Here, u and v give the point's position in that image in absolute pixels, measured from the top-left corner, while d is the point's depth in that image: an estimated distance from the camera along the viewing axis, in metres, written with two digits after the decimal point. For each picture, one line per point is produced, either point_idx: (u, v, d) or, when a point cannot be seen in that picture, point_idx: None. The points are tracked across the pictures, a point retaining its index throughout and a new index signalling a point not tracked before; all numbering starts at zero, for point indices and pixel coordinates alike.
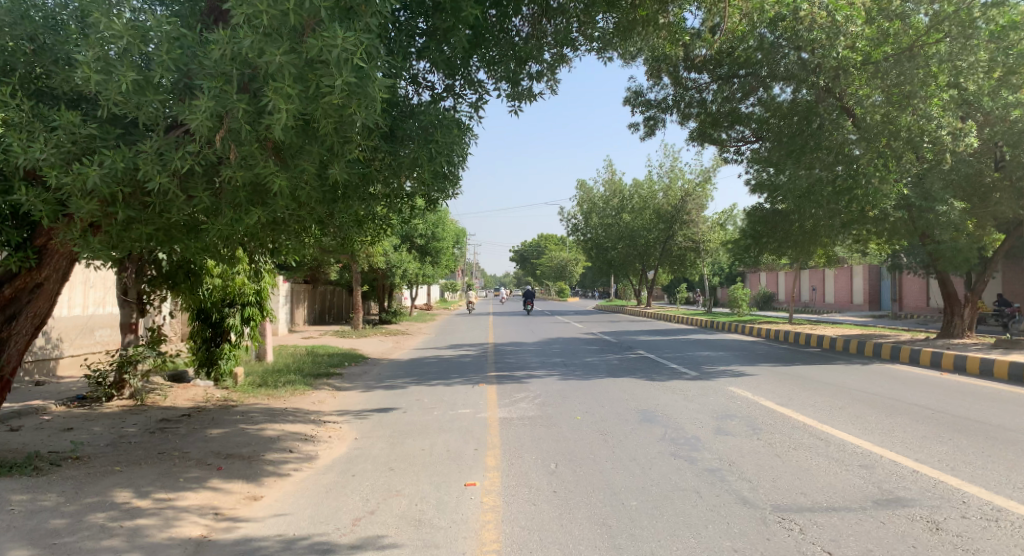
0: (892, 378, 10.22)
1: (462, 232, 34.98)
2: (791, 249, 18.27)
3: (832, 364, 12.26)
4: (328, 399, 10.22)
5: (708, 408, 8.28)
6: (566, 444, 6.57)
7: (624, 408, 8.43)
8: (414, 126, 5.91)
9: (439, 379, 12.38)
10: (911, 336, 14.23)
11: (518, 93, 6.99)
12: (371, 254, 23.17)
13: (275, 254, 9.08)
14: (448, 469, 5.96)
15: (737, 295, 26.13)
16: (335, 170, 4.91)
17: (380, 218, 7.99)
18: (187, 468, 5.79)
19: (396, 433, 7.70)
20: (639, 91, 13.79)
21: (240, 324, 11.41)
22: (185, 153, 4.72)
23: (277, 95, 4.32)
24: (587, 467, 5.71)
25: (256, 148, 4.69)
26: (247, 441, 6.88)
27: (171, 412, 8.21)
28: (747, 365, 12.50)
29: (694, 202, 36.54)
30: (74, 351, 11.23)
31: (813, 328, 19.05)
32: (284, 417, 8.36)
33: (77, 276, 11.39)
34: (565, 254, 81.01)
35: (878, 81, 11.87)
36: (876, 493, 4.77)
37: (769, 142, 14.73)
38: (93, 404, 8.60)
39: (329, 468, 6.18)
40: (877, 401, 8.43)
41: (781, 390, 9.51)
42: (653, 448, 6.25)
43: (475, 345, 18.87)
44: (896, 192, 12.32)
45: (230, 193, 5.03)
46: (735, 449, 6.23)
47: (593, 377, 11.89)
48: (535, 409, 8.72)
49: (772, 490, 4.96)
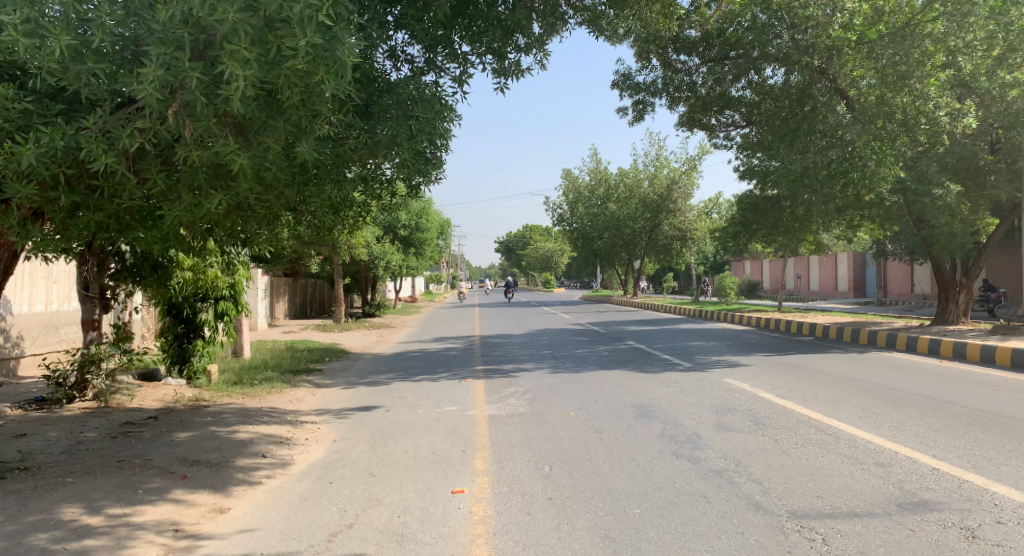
0: (893, 366, 9.88)
1: (446, 223, 34.43)
2: (781, 236, 17.95)
3: (828, 353, 11.93)
4: (307, 398, 9.74)
5: (706, 401, 7.89)
6: (560, 444, 6.15)
7: (619, 403, 8.01)
8: (392, 102, 5.44)
9: (423, 374, 11.91)
10: (906, 323, 13.94)
11: (503, 68, 6.55)
12: (353, 245, 22.62)
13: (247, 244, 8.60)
14: (433, 475, 5.52)
15: (725, 283, 25.82)
16: (303, 148, 4.44)
17: (359, 205, 7.53)
18: (147, 478, 5.33)
19: (378, 434, 7.25)
20: (628, 74, 13.34)
21: (213, 319, 10.94)
22: (134, 130, 4.22)
23: (233, 60, 3.88)
24: (583, 471, 5.28)
25: (214, 123, 4.23)
26: (216, 446, 6.42)
27: (136, 415, 7.73)
28: (741, 355, 12.14)
29: (680, 190, 36.12)
30: (36, 350, 10.71)
31: (803, 316, 18.73)
32: (259, 418, 7.90)
33: (39, 271, 10.85)
34: (550, 245, 80.61)
35: (870, 61, 11.58)
36: (899, 495, 4.38)
37: (759, 126, 14.36)
38: (52, 406, 8.13)
39: (304, 474, 5.73)
40: (881, 388, 8.02)
41: (780, 381, 9.14)
42: (652, 448, 5.84)
43: (461, 337, 18.43)
44: (892, 175, 11.75)
45: (187, 176, 4.56)
46: (740, 446, 5.83)
47: (583, 369, 11.49)
48: (525, 405, 8.30)
49: (786, 492, 4.56)
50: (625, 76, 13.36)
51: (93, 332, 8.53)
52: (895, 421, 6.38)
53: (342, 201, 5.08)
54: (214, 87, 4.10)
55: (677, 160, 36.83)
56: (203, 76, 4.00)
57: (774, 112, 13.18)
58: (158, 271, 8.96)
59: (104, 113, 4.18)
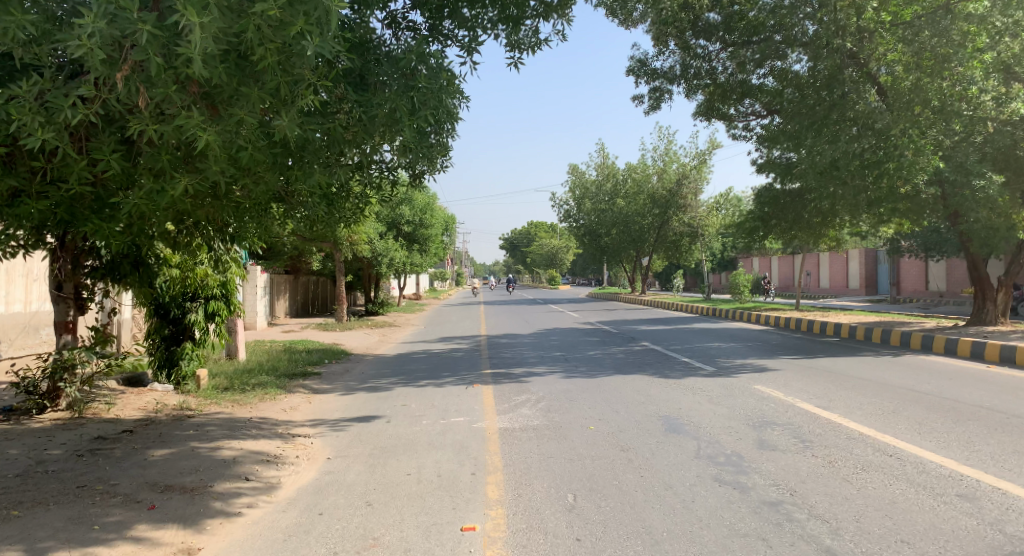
0: (936, 370, 9.11)
1: (450, 219, 33.73)
2: (801, 231, 17.20)
3: (859, 355, 11.16)
4: (302, 406, 9.01)
5: (741, 413, 7.12)
6: (583, 467, 5.40)
7: (642, 415, 7.26)
8: (390, 72, 4.74)
9: (428, 378, 11.18)
10: (938, 323, 13.15)
11: (517, 41, 5.85)
12: (355, 241, 21.95)
13: (236, 241, 7.94)
14: (440, 505, 4.78)
15: (739, 281, 25.03)
16: (283, 121, 3.73)
17: (355, 196, 6.86)
18: (106, 510, 4.60)
19: (377, 450, 6.50)
20: (645, 59, 12.89)
21: (203, 320, 10.23)
22: (78, 100, 3.53)
23: (189, 5, 3.18)
24: (613, 503, 4.55)
25: (172, 89, 3.53)
26: (193, 466, 5.69)
27: (111, 427, 7.02)
28: (767, 359, 11.38)
29: (690, 185, 35.48)
30: (15, 353, 10.03)
31: (824, 315, 17.97)
32: (246, 430, 7.16)
33: (17, 269, 10.15)
34: (556, 241, 79.84)
35: (905, 44, 10.85)
36: (1003, 543, 3.63)
37: (782, 117, 13.70)
38: (20, 418, 7.42)
39: (291, 502, 4.99)
40: (934, 397, 7.26)
41: (816, 388, 8.38)
42: (689, 472, 5.11)
43: (467, 337, 17.71)
44: (932, 165, 10.98)
45: (147, 157, 3.87)
46: (791, 468, 5.09)
47: (599, 374, 10.73)
48: (540, 416, 7.56)
49: (860, 535, 3.83)
50: (639, 61, 12.98)
51: (66, 335, 7.81)
52: (962, 437, 5.64)
53: (334, 187, 4.37)
54: (170, 45, 3.40)
55: (687, 154, 36.15)
56: (156, 30, 3.30)
57: (799, 100, 12.48)
58: (139, 269, 8.27)
59: (41, 80, 3.49)
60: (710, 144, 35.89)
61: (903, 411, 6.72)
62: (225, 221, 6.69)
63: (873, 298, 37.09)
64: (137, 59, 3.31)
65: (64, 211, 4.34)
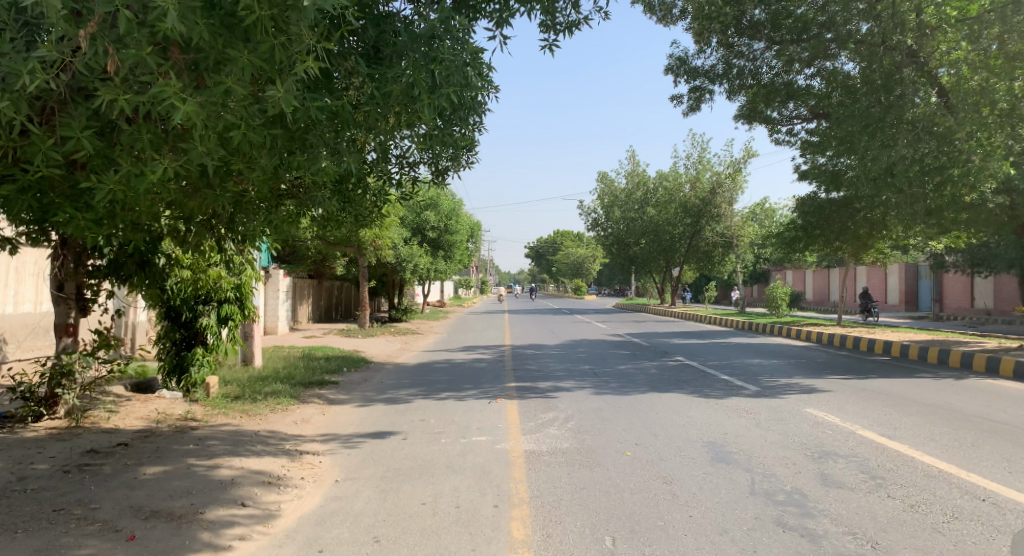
0: (1006, 395, 8.32)
1: (477, 225, 33.24)
2: (846, 243, 16.38)
3: (914, 377, 10.36)
4: (315, 418, 8.41)
5: (795, 441, 6.41)
6: (623, 503, 4.76)
7: (685, 441, 6.56)
8: (407, 45, 4.39)
9: (450, 390, 10.55)
10: (997, 343, 12.29)
11: (552, 23, 5.33)
12: (380, 245, 21.50)
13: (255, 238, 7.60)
14: (460, 543, 4.18)
15: (776, 294, 24.18)
16: (277, 89, 3.40)
17: (372, 192, 6.55)
18: (80, 541, 4.03)
19: (392, 472, 5.91)
20: (685, 58, 12.40)
21: (215, 325, 9.73)
22: (37, 65, 3.03)
23: None
24: (660, 549, 3.92)
25: (148, 51, 3.09)
26: (187, 487, 5.12)
27: (107, 438, 6.48)
28: (814, 379, 10.58)
29: (723, 195, 34.84)
30: (21, 355, 9.58)
31: (868, 331, 17.07)
32: (251, 445, 6.59)
33: (28, 267, 9.72)
34: (584, 251, 79.12)
35: (972, 42, 10.25)
36: None
37: (830, 120, 12.99)
38: (14, 426, 6.91)
39: (291, 535, 4.40)
40: (1013, 428, 6.51)
41: (876, 413, 7.64)
42: (746, 513, 4.44)
43: (492, 347, 17.11)
44: (1002, 171, 10.43)
45: (125, 136, 3.36)
46: (865, 510, 4.40)
47: (632, 390, 10.04)
48: (571, 437, 6.90)
49: None
50: (681, 58, 12.44)
51: (67, 338, 7.30)
52: None
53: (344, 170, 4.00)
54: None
55: (721, 162, 35.44)
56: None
57: (848, 103, 11.74)
58: (146, 269, 7.78)
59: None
60: (745, 153, 35.13)
61: (980, 443, 5.99)
62: (231, 214, 6.29)
63: (912, 314, 35.91)
64: (103, 9, 2.94)
65: (31, 200, 3.84)
